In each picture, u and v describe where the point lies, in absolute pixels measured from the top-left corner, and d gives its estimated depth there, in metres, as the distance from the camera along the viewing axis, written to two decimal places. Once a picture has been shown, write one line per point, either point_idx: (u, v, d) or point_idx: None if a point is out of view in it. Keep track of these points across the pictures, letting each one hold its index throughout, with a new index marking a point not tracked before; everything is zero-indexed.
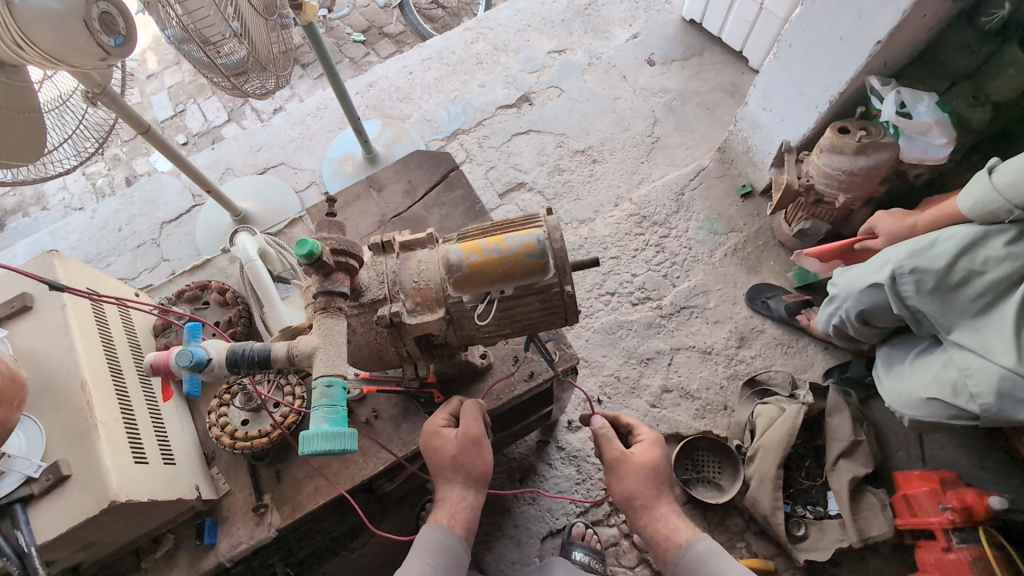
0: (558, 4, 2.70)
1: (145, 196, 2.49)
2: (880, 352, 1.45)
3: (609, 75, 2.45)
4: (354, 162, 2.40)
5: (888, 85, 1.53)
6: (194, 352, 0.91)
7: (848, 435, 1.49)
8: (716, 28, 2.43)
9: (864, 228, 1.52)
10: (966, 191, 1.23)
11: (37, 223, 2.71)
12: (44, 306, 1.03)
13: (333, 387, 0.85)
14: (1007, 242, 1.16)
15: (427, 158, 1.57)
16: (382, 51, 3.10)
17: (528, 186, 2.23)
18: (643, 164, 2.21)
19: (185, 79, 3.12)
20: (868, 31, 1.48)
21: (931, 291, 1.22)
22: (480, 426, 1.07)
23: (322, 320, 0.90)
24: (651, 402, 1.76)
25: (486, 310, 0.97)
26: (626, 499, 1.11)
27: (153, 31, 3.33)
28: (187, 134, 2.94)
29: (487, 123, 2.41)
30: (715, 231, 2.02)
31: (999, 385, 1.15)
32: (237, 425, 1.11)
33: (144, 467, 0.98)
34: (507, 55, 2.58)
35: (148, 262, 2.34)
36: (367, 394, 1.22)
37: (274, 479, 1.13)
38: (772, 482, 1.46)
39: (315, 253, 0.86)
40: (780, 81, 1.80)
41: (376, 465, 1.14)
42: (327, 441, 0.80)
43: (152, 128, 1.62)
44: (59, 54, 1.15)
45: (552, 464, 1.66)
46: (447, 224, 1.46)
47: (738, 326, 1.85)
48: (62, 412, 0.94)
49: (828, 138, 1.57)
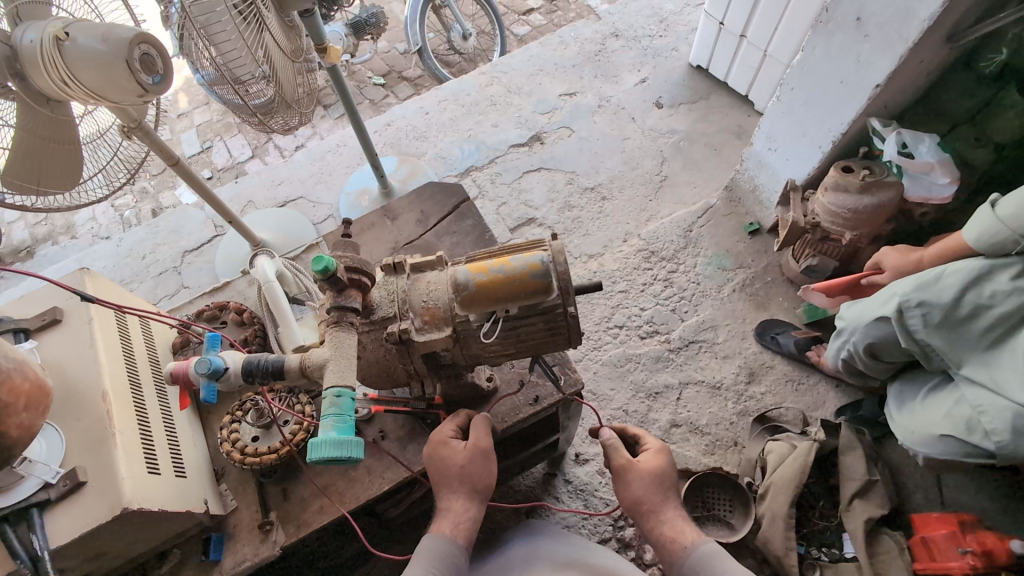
0: (569, 52, 2.83)
1: (170, 227, 2.59)
2: (891, 388, 1.43)
3: (618, 117, 2.55)
4: (370, 196, 2.49)
5: (889, 126, 1.58)
6: (212, 360, 1.00)
7: (862, 473, 1.44)
8: (722, 73, 2.53)
9: (869, 264, 1.53)
10: (970, 225, 1.24)
11: (65, 251, 2.82)
12: (73, 318, 1.08)
13: (341, 397, 0.88)
14: (1013, 276, 1.17)
15: (440, 189, 1.64)
16: (401, 94, 3.26)
17: (538, 222, 2.28)
18: (651, 202, 2.27)
19: (213, 118, 3.30)
20: (866, 76, 1.54)
21: (939, 325, 1.22)
22: (490, 439, 1.11)
23: (334, 333, 0.94)
24: (660, 436, 1.74)
25: (492, 329, 1.00)
26: (633, 505, 1.11)
27: (185, 74, 3.54)
28: (212, 169, 3.08)
29: (500, 161, 2.50)
30: (723, 266, 2.05)
31: (1012, 422, 1.13)
32: (248, 441, 1.13)
33: (157, 477, 1.00)
34: (520, 98, 2.70)
35: (169, 289, 2.41)
36: (374, 414, 1.24)
37: (281, 497, 1.15)
38: (784, 521, 1.42)
39: (330, 269, 0.90)
40: (782, 122, 1.86)
41: (381, 485, 1.15)
42: (334, 448, 0.83)
43: (182, 161, 1.69)
44: (102, 90, 1.25)
45: (559, 497, 1.64)
46: (457, 253, 1.51)
47: (747, 362, 1.85)
48: (83, 420, 0.98)
49: (832, 177, 1.62)
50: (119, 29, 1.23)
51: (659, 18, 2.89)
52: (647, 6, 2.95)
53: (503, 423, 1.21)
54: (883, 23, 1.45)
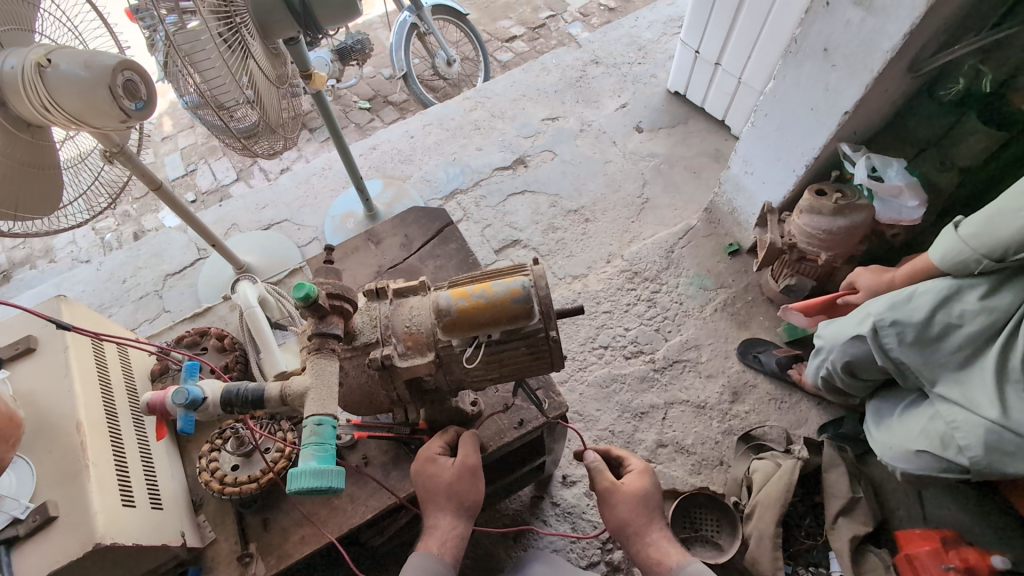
0: (551, 77, 2.90)
1: (151, 250, 2.56)
2: (869, 405, 1.45)
3: (599, 140, 2.60)
4: (355, 219, 2.50)
5: (858, 151, 1.63)
6: (190, 391, 0.98)
7: (846, 491, 1.44)
8: (699, 98, 2.61)
9: (845, 284, 1.57)
10: (935, 245, 1.28)
11: (43, 276, 2.78)
12: (48, 347, 1.07)
13: (323, 425, 0.87)
14: (981, 296, 1.21)
15: (424, 214, 1.65)
16: (386, 118, 3.29)
17: (522, 243, 2.31)
18: (634, 223, 2.31)
19: (198, 141, 3.30)
20: (836, 103, 1.59)
21: (912, 344, 1.25)
22: (478, 457, 1.11)
23: (315, 360, 0.93)
24: (646, 456, 1.75)
25: (474, 354, 1.01)
26: (619, 528, 1.12)
27: (171, 98, 3.57)
28: (196, 192, 3.07)
29: (485, 184, 2.53)
30: (704, 286, 2.08)
31: (985, 438, 1.15)
32: (227, 470, 1.11)
33: (131, 510, 0.98)
34: (503, 122, 2.75)
35: (150, 313, 2.37)
36: (358, 440, 1.23)
37: (261, 527, 1.13)
38: (771, 541, 1.40)
39: (311, 296, 0.90)
40: (757, 147, 1.91)
41: (364, 513, 1.13)
42: (316, 478, 0.82)
43: (164, 185, 1.68)
44: (83, 115, 1.24)
45: (547, 521, 1.62)
46: (442, 276, 1.52)
47: (731, 381, 1.86)
48: (55, 452, 0.96)
49: (806, 200, 1.67)
50: (103, 56, 1.22)
51: (638, 46, 2.98)
52: (626, 35, 3.05)
53: (488, 445, 1.21)
54: (849, 54, 1.51)
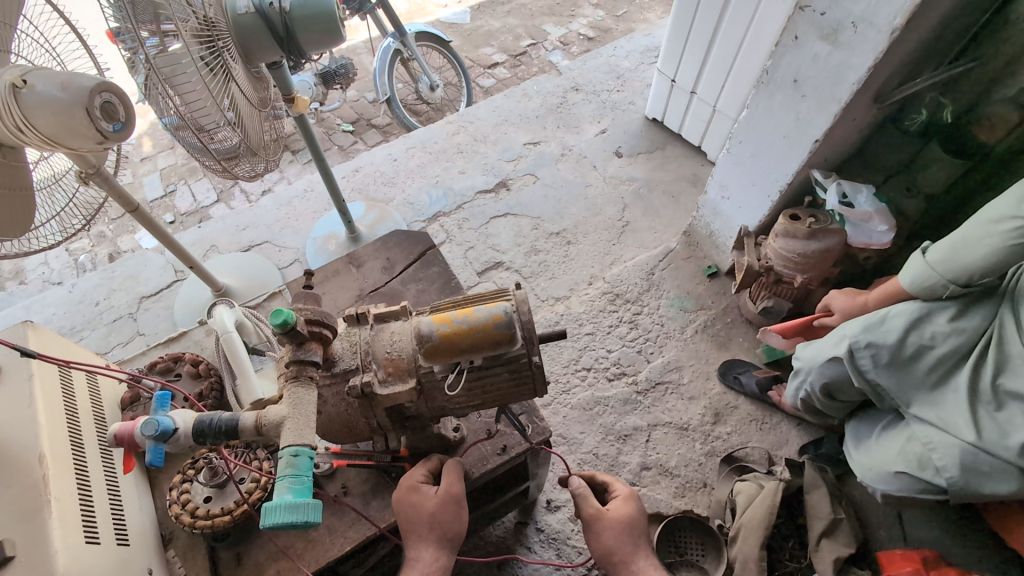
0: (533, 103, 2.95)
1: (127, 272, 2.50)
2: (849, 427, 1.47)
3: (580, 164, 2.65)
4: (337, 241, 2.48)
5: (830, 178, 1.69)
6: (160, 421, 0.95)
7: (828, 512, 1.44)
8: (676, 125, 2.68)
9: (821, 306, 1.61)
10: (904, 270, 1.31)
11: (12, 298, 2.69)
12: (9, 376, 1.02)
13: (299, 456, 0.84)
14: (950, 318, 1.25)
15: (406, 237, 1.65)
16: (369, 140, 3.31)
17: (505, 265, 2.31)
18: (615, 245, 2.34)
19: (178, 162, 3.27)
20: (806, 131, 1.65)
21: (887, 366, 1.28)
22: (462, 485, 1.09)
23: (292, 389, 0.92)
24: (630, 479, 1.74)
25: (456, 380, 1.00)
26: (605, 556, 1.10)
27: (151, 119, 3.54)
28: (175, 213, 3.02)
29: (467, 207, 2.54)
30: (685, 308, 2.11)
31: (961, 458, 1.16)
32: (199, 503, 1.07)
33: (95, 548, 0.94)
34: (486, 146, 2.78)
35: (123, 336, 2.31)
36: (336, 469, 1.20)
37: (234, 562, 1.09)
38: (756, 564, 1.37)
39: (289, 322, 0.89)
40: (735, 172, 1.95)
41: (342, 546, 1.10)
42: (289, 513, 0.79)
43: (142, 207, 1.65)
44: (58, 136, 1.21)
45: (531, 547, 1.59)
46: (423, 300, 1.51)
47: (712, 403, 1.87)
48: (12, 487, 0.91)
49: (781, 224, 1.71)
50: (80, 78, 1.21)
51: (616, 74, 3.07)
52: (604, 63, 3.13)
53: (471, 472, 1.19)
54: (817, 86, 1.57)
